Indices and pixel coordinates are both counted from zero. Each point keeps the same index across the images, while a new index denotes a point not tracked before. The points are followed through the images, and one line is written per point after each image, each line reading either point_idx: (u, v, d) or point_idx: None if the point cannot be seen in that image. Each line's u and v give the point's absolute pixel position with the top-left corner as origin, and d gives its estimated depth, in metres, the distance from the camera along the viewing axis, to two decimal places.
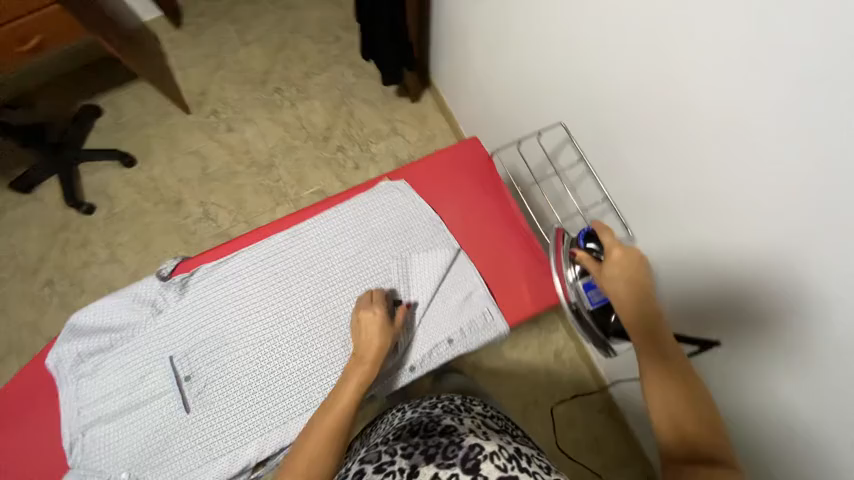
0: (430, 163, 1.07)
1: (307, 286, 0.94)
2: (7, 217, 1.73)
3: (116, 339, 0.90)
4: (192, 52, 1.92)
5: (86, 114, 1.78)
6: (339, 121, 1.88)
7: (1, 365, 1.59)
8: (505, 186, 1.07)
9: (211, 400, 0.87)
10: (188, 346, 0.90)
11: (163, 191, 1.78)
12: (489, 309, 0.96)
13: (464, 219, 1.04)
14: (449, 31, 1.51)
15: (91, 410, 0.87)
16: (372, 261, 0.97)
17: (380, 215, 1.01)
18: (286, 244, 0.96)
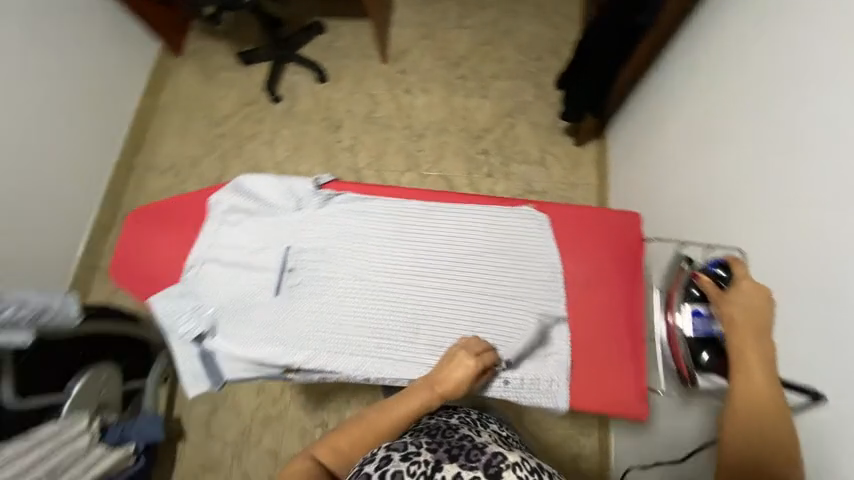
0: (581, 214, 1.03)
1: (418, 257, 0.99)
2: (223, 76, 2.13)
3: (258, 208, 1.03)
4: (414, 14, 2.11)
5: (314, 27, 2.08)
6: (498, 129, 1.92)
7: (163, 177, 2.00)
8: (640, 276, 0.99)
9: (297, 298, 0.96)
10: (304, 247, 1.00)
11: (332, 113, 2.02)
12: (558, 378, 0.92)
13: (582, 283, 0.99)
14: (653, 101, 1.44)
15: (213, 249, 1.01)
16: (481, 270, 0.99)
17: (512, 236, 1.01)
18: (422, 215, 1.02)
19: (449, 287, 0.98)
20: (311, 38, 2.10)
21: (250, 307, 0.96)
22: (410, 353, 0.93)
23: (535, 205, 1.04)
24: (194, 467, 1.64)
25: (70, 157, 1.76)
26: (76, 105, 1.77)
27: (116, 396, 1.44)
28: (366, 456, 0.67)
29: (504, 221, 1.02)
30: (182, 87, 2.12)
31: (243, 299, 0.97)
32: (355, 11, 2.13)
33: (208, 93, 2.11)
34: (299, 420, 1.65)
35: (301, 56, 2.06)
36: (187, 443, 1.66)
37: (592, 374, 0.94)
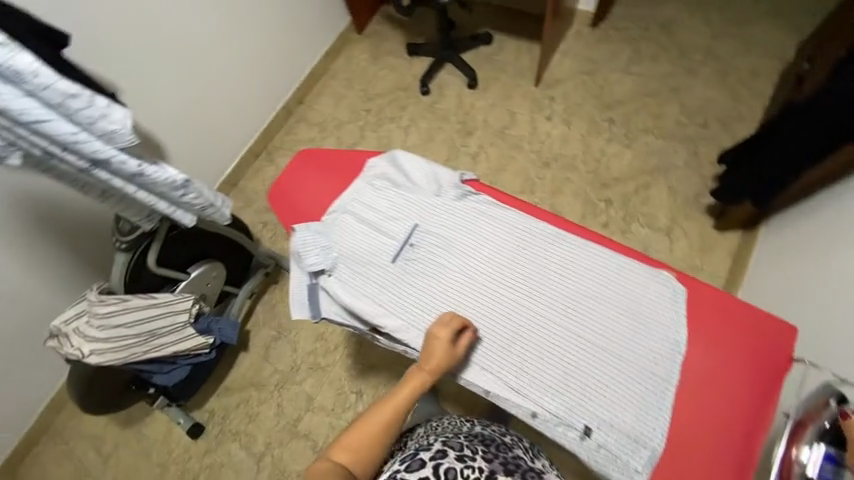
0: (723, 303, 0.94)
1: (535, 281, 0.97)
2: (388, 59, 2.34)
3: (402, 180, 1.05)
4: (582, 48, 2.08)
5: (481, 37, 2.17)
6: (631, 183, 1.80)
7: (309, 128, 2.27)
8: (769, 395, 0.88)
9: (410, 274, 0.98)
10: (431, 230, 1.01)
11: (469, 118, 2.10)
12: (641, 460, 0.85)
13: (701, 375, 0.90)
14: (837, 211, 1.23)
15: (350, 201, 1.04)
16: (595, 317, 0.94)
17: (638, 297, 0.94)
18: (553, 242, 0.99)
19: (555, 320, 0.94)
20: (477, 46, 2.19)
21: (366, 265, 1.00)
22: (495, 366, 0.92)
23: (674, 274, 0.96)
24: (242, 379, 1.81)
25: (252, 91, 2.10)
26: (270, 52, 2.09)
27: (215, 293, 1.68)
28: (422, 443, 0.79)
29: (634, 277, 0.96)
30: (352, 59, 2.39)
31: (361, 256, 1.00)
32: (526, 31, 2.17)
33: (370, 70, 2.34)
34: (341, 380, 1.74)
35: (462, 60, 2.17)
36: (245, 357, 1.85)
37: (677, 472, 0.85)
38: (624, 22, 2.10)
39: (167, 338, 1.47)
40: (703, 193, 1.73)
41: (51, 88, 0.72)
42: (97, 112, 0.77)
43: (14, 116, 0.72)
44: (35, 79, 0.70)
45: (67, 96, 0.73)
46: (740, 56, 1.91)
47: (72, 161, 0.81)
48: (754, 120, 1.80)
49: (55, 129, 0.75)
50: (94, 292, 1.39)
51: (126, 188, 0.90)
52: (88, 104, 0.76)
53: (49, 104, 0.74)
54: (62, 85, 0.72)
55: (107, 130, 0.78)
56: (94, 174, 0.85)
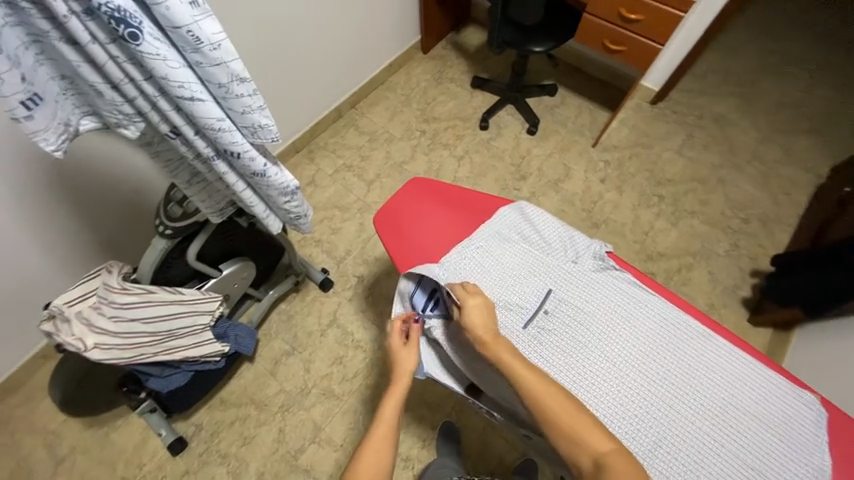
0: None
1: (673, 374, 0.89)
2: (450, 86, 2.30)
3: (537, 240, 1.02)
4: (640, 122, 2.16)
5: (547, 88, 2.19)
6: (674, 262, 1.84)
7: (356, 135, 2.16)
8: None
9: (541, 343, 0.91)
10: (566, 299, 0.95)
11: (524, 162, 2.08)
12: None
13: None
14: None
15: (484, 252, 0.99)
16: (736, 429, 0.85)
17: (782, 414, 0.86)
18: (692, 335, 0.93)
19: (697, 426, 0.84)
20: (542, 94, 2.21)
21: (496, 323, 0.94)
22: None
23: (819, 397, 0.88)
24: (242, 394, 1.61)
25: (310, 88, 1.96)
26: (339, 51, 1.97)
27: (239, 294, 1.51)
28: None
29: (779, 393, 0.88)
30: (412, 76, 2.32)
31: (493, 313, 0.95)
32: (590, 92, 2.22)
33: (429, 91, 2.29)
34: (355, 412, 1.59)
35: (527, 105, 2.17)
36: (248, 368, 1.65)
37: None
38: (680, 106, 2.21)
39: (183, 342, 1.29)
40: (740, 285, 1.80)
41: (223, 65, 0.58)
42: (256, 103, 0.64)
43: (164, 83, 0.56)
44: (209, 50, 0.56)
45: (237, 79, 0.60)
46: (781, 164, 2.05)
47: (200, 145, 0.67)
48: (790, 225, 1.92)
49: (204, 112, 0.61)
50: (115, 273, 1.20)
51: (234, 183, 0.77)
52: (251, 92, 0.63)
53: (205, 80, 0.60)
54: (237, 66, 0.59)
55: (258, 125, 0.67)
56: (213, 162, 0.71)
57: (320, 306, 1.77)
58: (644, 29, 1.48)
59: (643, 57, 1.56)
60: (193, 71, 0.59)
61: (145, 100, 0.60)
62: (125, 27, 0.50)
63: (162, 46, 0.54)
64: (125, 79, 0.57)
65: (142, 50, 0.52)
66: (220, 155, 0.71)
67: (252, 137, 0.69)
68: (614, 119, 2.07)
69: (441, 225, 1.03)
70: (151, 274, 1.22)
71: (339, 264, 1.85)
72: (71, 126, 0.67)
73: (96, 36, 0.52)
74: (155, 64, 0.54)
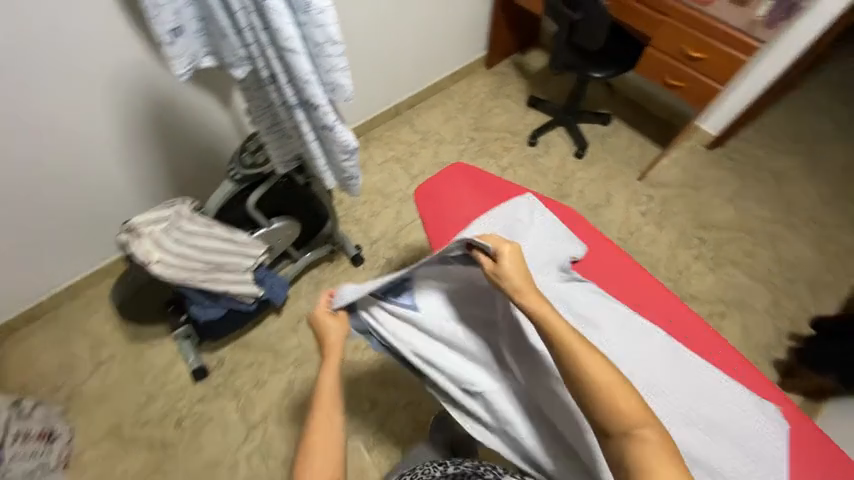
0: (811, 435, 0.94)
1: (652, 384, 0.90)
2: (507, 101, 2.40)
3: (523, 227, 1.04)
4: (692, 163, 2.14)
5: (602, 116, 2.23)
6: (705, 307, 1.79)
7: (411, 132, 2.31)
8: None
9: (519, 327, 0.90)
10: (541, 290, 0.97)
11: (567, 182, 2.12)
12: None
13: None
14: None
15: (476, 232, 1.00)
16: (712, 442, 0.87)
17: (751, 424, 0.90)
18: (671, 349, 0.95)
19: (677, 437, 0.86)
20: (596, 122, 2.25)
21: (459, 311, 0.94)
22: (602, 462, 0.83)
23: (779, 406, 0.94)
24: (263, 341, 1.75)
25: (379, 83, 2.15)
26: (410, 54, 2.16)
27: (281, 250, 1.66)
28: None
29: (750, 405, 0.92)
30: (472, 88, 2.45)
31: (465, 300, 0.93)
32: (646, 127, 2.24)
33: (487, 103, 2.40)
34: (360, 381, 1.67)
35: (579, 129, 2.22)
36: (274, 320, 1.79)
37: None
38: (738, 155, 2.17)
39: (225, 277, 1.45)
40: (774, 345, 1.72)
41: (324, 28, 0.73)
42: (340, 64, 0.78)
43: (276, 34, 0.72)
44: (316, 13, 0.71)
45: (330, 41, 0.74)
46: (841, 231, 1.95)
47: (288, 94, 0.82)
48: (842, 294, 1.81)
49: (298, 65, 0.76)
50: (187, 205, 1.39)
51: (307, 133, 0.91)
52: (339, 54, 0.77)
53: (306, 38, 0.75)
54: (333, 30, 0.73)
55: (337, 84, 0.80)
56: (295, 111, 0.86)
57: (347, 279, 1.89)
58: (708, 67, 1.51)
59: (702, 94, 1.58)
60: (299, 29, 0.74)
61: (257, 47, 0.77)
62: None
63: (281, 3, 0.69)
64: (249, 26, 0.73)
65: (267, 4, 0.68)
66: (300, 105, 0.85)
67: (330, 95, 0.83)
68: (665, 156, 2.07)
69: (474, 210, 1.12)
70: (215, 211, 1.41)
71: (372, 245, 1.98)
72: (195, 61, 0.86)
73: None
74: (274, 18, 0.69)
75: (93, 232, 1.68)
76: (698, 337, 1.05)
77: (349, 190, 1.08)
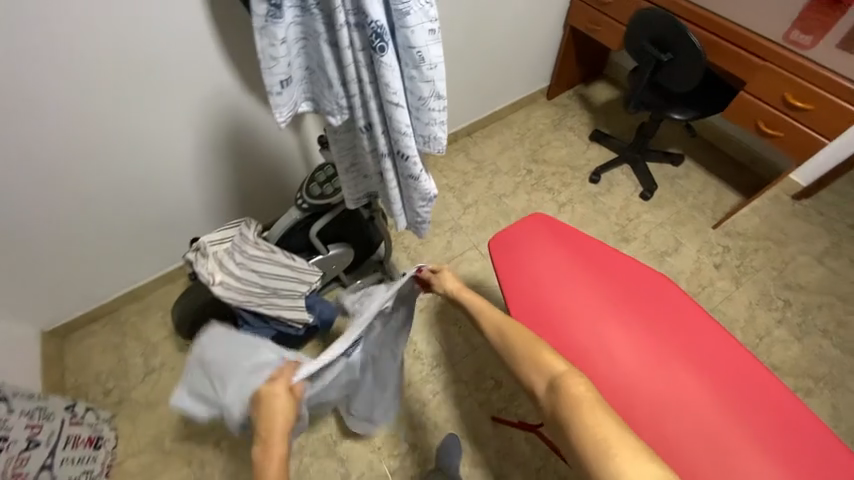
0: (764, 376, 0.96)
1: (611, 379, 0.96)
2: (567, 134, 2.32)
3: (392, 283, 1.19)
4: (775, 214, 1.95)
5: (672, 157, 2.10)
6: (791, 380, 1.58)
7: (466, 161, 2.26)
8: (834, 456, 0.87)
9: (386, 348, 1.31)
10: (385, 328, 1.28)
11: (630, 225, 1.99)
12: None
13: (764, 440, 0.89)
14: None
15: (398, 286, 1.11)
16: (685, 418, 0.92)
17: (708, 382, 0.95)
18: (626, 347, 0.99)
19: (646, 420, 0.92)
20: (664, 162, 2.12)
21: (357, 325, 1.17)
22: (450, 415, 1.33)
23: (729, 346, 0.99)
24: None
25: None
26: (474, 85, 2.12)
27: (332, 275, 1.65)
28: None
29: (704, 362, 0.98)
30: (532, 118, 2.39)
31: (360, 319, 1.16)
32: (722, 172, 2.07)
33: (546, 135, 2.32)
34: (399, 419, 1.61)
35: (646, 169, 2.09)
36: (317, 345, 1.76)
37: None
38: (829, 210, 1.95)
39: (280, 300, 1.44)
40: None
41: (431, 82, 0.71)
42: (439, 119, 0.76)
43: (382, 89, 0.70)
44: (426, 68, 0.69)
45: (435, 96, 0.72)
46: None
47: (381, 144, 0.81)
48: None
49: (399, 119, 0.74)
50: (252, 230, 1.40)
51: (391, 180, 0.88)
52: (439, 109, 0.75)
53: (410, 91, 0.73)
54: (440, 86, 0.71)
55: (433, 137, 0.78)
56: (384, 160, 0.84)
57: None
58: (815, 117, 1.35)
59: (803, 146, 1.42)
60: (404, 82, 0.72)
61: (357, 98, 0.75)
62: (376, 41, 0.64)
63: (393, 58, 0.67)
64: (356, 80, 0.72)
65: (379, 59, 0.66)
66: (390, 154, 0.83)
67: (422, 145, 0.81)
68: (745, 206, 1.89)
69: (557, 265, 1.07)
70: (278, 237, 1.40)
71: None
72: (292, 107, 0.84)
73: (353, 44, 0.67)
74: (385, 74, 0.68)
75: (157, 244, 1.74)
76: (658, 310, 1.04)
77: (418, 233, 1.02)
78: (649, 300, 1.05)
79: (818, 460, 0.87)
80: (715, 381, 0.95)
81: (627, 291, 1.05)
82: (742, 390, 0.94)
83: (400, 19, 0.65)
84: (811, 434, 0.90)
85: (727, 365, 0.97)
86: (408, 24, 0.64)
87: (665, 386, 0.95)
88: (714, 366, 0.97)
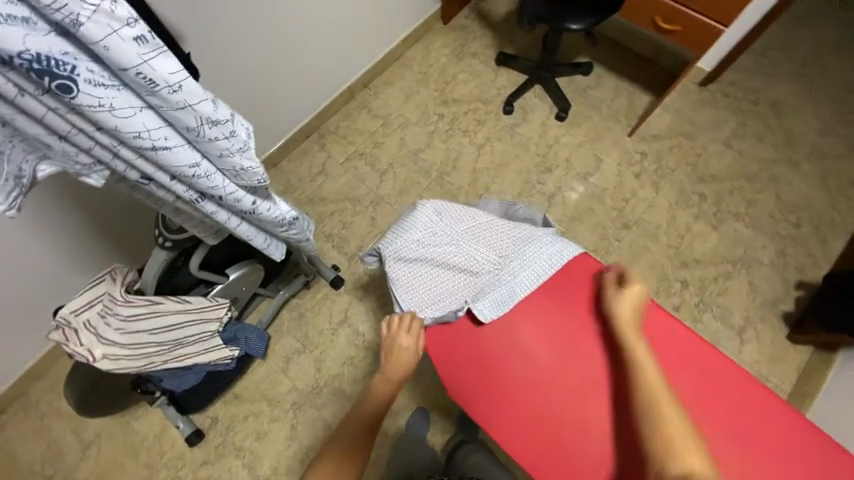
0: (747, 389, 0.97)
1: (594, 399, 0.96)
2: (472, 62, 2.07)
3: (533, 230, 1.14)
4: (685, 108, 1.92)
5: (582, 67, 1.96)
6: (712, 268, 1.69)
7: (370, 119, 1.99)
8: (802, 458, 0.93)
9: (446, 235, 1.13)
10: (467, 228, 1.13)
11: (551, 153, 1.90)
12: None
13: (734, 447, 0.93)
14: None
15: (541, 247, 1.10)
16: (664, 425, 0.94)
17: (693, 390, 0.97)
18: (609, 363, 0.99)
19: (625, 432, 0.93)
20: (575, 74, 1.98)
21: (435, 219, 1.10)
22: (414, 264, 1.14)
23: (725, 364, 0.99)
24: (254, 389, 1.62)
25: (319, 67, 1.77)
26: (354, 30, 1.79)
27: (248, 296, 1.46)
28: None
29: (696, 374, 0.99)
30: (431, 51, 2.09)
31: (435, 206, 1.10)
32: (632, 72, 1.98)
33: (450, 68, 2.06)
34: None
35: (558, 87, 1.95)
36: (261, 365, 1.64)
37: None
38: (733, 90, 1.94)
39: (190, 349, 1.26)
40: (783, 298, 1.64)
41: (189, 108, 0.62)
42: (235, 146, 0.70)
43: (119, 133, 0.60)
44: (168, 92, 0.59)
45: (206, 122, 0.64)
46: (846, 161, 1.81)
47: (178, 189, 0.73)
48: (847, 232, 1.71)
49: (177, 159, 0.67)
50: (119, 283, 1.15)
51: (226, 220, 0.83)
52: (226, 137, 0.68)
53: (172, 124, 0.64)
54: (203, 108, 0.63)
55: (240, 169, 0.73)
56: (198, 204, 0.77)
57: (330, 306, 1.70)
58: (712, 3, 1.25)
59: (700, 38, 1.35)
60: (156, 113, 0.62)
61: (102, 149, 0.64)
62: (51, 78, 0.51)
63: (113, 93, 0.57)
64: (73, 130, 0.60)
65: (80, 102, 0.55)
66: (203, 196, 0.76)
67: (236, 179, 0.75)
68: (656, 106, 1.84)
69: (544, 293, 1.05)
70: (155, 282, 1.18)
71: (350, 261, 1.76)
72: (28, 175, 0.64)
73: (24, 89, 0.53)
74: (100, 115, 0.57)
75: (17, 324, 1.40)
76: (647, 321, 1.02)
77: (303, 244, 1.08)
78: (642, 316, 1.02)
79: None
80: (702, 397, 0.97)
81: None
82: (728, 405, 0.96)
83: (83, 40, 0.51)
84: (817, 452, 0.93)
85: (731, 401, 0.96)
86: (91, 40, 0.50)
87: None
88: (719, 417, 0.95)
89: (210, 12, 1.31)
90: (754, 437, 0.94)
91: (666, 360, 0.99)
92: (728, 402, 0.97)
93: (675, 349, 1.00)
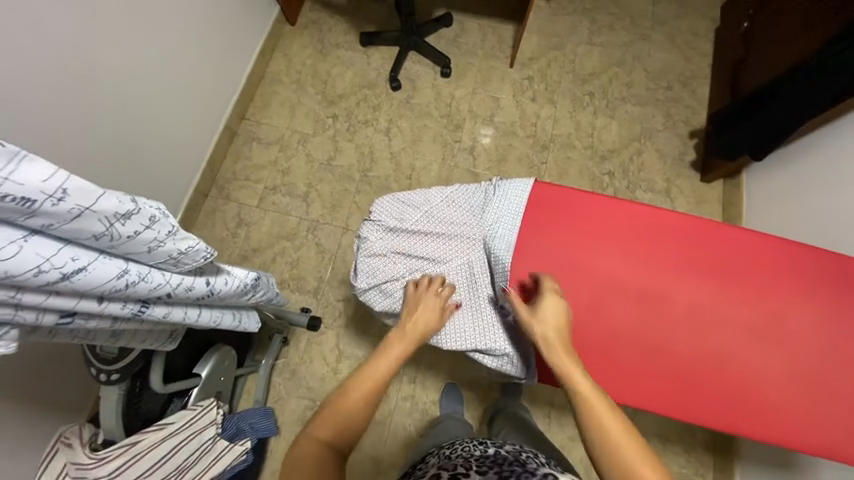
0: (721, 229, 1.07)
1: (609, 301, 1.03)
2: (339, 53, 1.98)
3: (489, 191, 1.08)
4: (544, 25, 2.05)
5: (442, 20, 1.98)
6: (625, 151, 1.88)
7: (266, 149, 1.83)
8: (786, 264, 1.05)
9: (420, 243, 1.03)
10: (435, 225, 1.04)
11: (453, 110, 1.92)
12: (733, 379, 0.99)
13: (731, 280, 1.04)
14: (812, 164, 1.48)
15: (506, 205, 1.06)
16: (667, 292, 1.04)
17: (680, 251, 1.06)
18: (606, 267, 1.05)
19: (642, 315, 1.02)
20: (439, 29, 1.99)
21: (403, 232, 1.03)
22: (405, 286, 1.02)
23: (693, 217, 1.09)
24: None
25: (183, 116, 1.55)
26: (205, 65, 1.59)
27: (230, 384, 1.32)
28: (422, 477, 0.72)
29: (678, 235, 1.07)
30: (293, 58, 1.96)
31: (385, 203, 1.06)
32: (486, 8, 2.05)
33: (320, 68, 1.96)
34: (405, 428, 1.50)
35: (430, 46, 1.95)
36: (278, 442, 1.48)
37: (756, 349, 1.01)
38: None
39: (197, 468, 1.07)
40: (686, 150, 1.88)
41: (87, 213, 0.48)
42: (163, 232, 0.57)
43: (11, 279, 0.46)
44: (52, 204, 0.45)
45: (117, 220, 0.51)
46: (680, 20, 2.08)
47: (114, 309, 0.59)
48: (705, 77, 1.99)
49: (99, 277, 0.53)
50: (81, 444, 0.97)
51: (183, 316, 0.71)
52: (150, 228, 0.55)
53: (74, 238, 0.50)
54: (105, 205, 0.49)
55: (179, 256, 0.61)
56: (144, 314, 0.64)
57: (320, 348, 1.58)
58: None
59: None
60: (46, 235, 0.48)
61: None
62: None
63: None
64: None
65: None
66: (146, 303, 0.64)
67: (177, 267, 0.62)
68: (521, 30, 1.93)
69: (530, 234, 1.06)
70: (120, 423, 1.00)
71: (316, 295, 1.66)
72: None
73: None
74: None
75: None
76: (622, 215, 1.08)
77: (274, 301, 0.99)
78: (614, 211, 1.08)
79: (808, 281, 1.04)
80: (689, 253, 1.06)
81: (595, 216, 1.08)
82: (713, 249, 1.06)
83: None
84: (796, 259, 1.06)
85: (715, 248, 1.06)
86: None
87: (686, 317, 1.02)
88: (708, 266, 1.05)
89: (26, 96, 1.04)
90: (744, 263, 1.05)
91: (650, 237, 1.07)
92: (713, 247, 1.06)
93: (653, 225, 1.08)
